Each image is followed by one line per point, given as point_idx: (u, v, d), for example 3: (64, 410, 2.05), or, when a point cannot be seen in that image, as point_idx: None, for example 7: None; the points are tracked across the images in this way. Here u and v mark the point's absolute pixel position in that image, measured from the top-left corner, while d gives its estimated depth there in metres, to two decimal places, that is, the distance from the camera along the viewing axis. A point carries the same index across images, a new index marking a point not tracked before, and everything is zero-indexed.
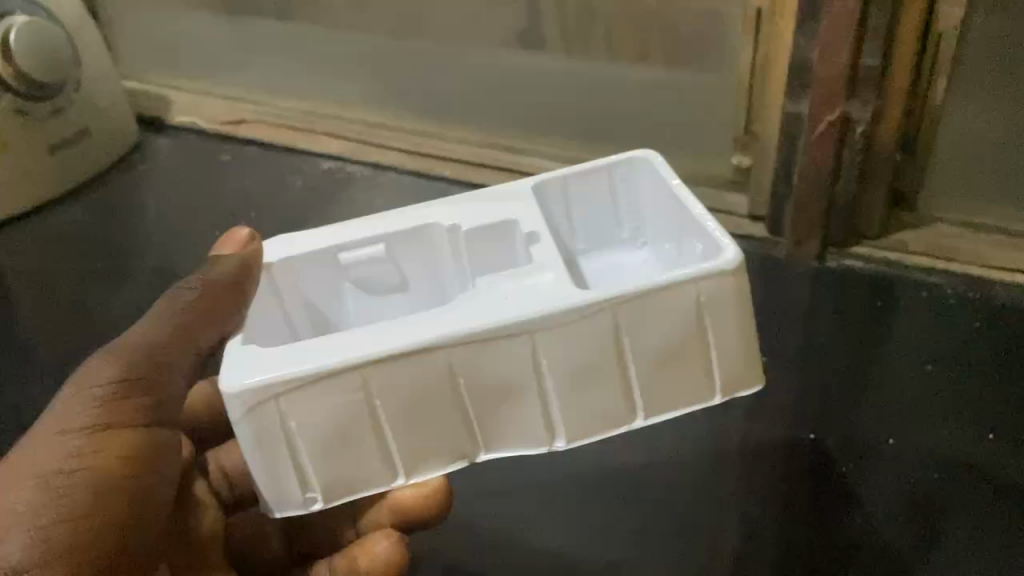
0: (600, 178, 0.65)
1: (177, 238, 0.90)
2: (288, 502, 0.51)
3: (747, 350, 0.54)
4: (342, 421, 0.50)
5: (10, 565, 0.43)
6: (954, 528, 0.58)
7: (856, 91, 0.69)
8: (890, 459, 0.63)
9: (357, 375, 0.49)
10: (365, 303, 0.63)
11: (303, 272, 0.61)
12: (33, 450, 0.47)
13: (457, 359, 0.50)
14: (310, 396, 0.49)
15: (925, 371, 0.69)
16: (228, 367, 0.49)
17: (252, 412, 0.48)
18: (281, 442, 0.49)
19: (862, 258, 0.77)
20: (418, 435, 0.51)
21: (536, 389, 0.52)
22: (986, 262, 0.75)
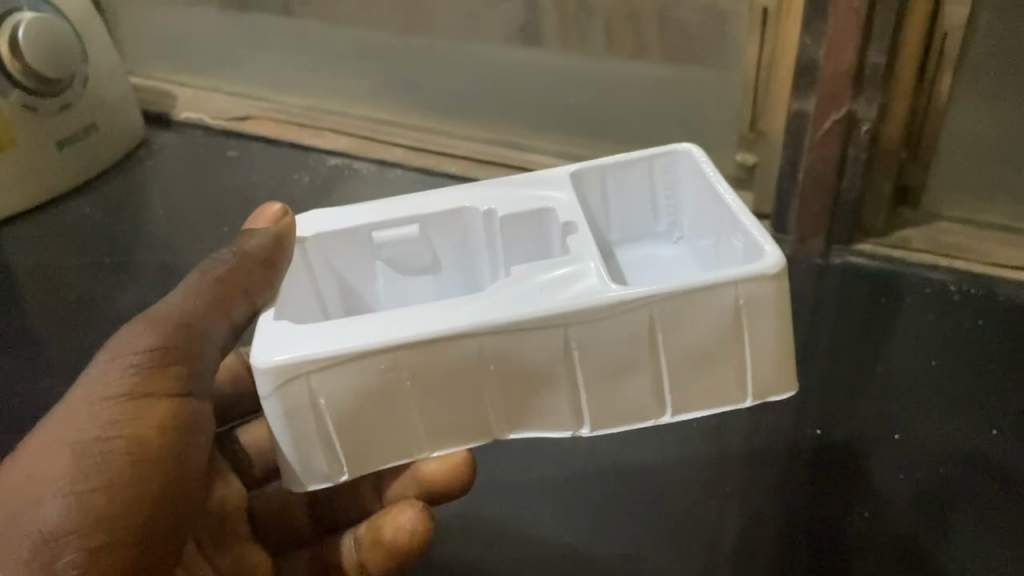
0: (640, 169, 0.63)
1: (183, 234, 0.90)
2: (314, 475, 0.51)
3: (781, 357, 0.52)
4: (370, 397, 0.49)
5: (50, 526, 0.45)
6: (960, 523, 0.59)
7: (862, 89, 0.70)
8: (896, 455, 0.64)
9: (385, 355, 0.48)
10: (396, 286, 0.63)
11: (335, 250, 0.61)
12: (71, 415, 0.48)
13: (488, 342, 0.49)
14: (340, 377, 0.48)
15: (929, 368, 0.69)
16: (261, 344, 0.49)
17: (281, 389, 0.48)
18: (312, 419, 0.49)
19: (865, 254, 0.78)
20: (444, 413, 0.51)
21: (565, 374, 0.51)
22: (990, 259, 0.76)
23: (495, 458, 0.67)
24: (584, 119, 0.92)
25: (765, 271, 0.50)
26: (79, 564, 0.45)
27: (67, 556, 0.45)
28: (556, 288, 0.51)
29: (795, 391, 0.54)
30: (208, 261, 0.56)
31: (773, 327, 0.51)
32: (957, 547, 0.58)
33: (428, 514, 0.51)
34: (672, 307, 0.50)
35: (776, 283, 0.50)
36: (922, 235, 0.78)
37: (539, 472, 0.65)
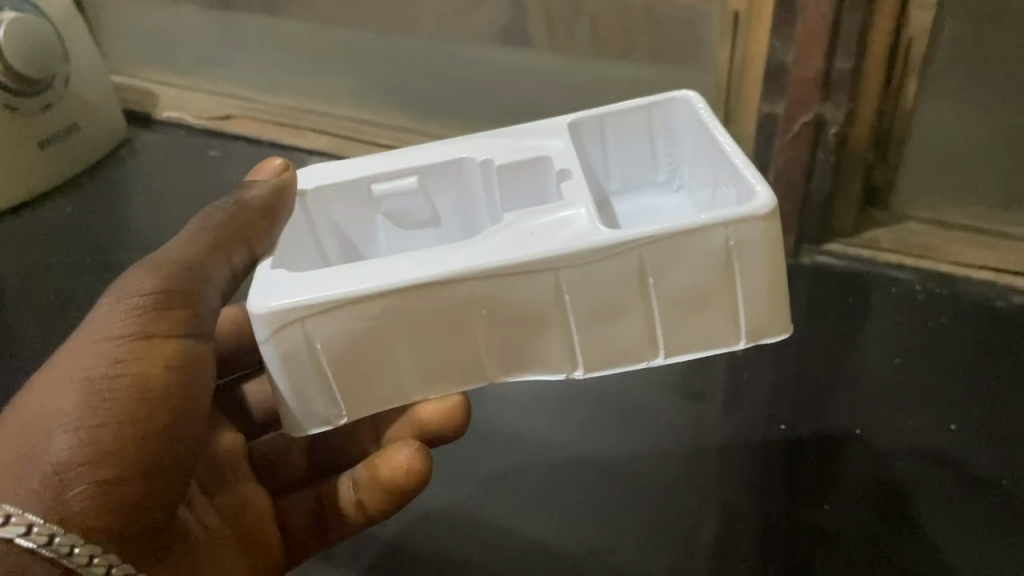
0: (639, 119, 0.63)
1: (164, 233, 0.91)
2: (313, 417, 0.51)
3: (774, 295, 0.52)
4: (365, 343, 0.49)
5: (58, 461, 0.43)
6: (920, 515, 0.60)
7: (829, 94, 0.72)
8: (858, 450, 0.65)
9: (379, 302, 0.48)
10: (396, 234, 0.63)
11: (335, 201, 0.61)
12: (76, 356, 0.47)
13: (481, 288, 0.49)
14: (335, 322, 0.48)
15: (894, 365, 0.71)
16: (257, 290, 0.49)
17: (276, 333, 0.48)
18: (308, 363, 0.49)
19: (834, 254, 0.80)
20: (441, 357, 0.51)
21: (560, 320, 0.50)
22: (955, 259, 0.78)
23: (471, 454, 0.68)
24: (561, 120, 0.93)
25: (757, 212, 0.49)
26: (90, 497, 0.43)
27: (77, 488, 0.43)
28: (550, 232, 0.50)
29: (788, 333, 0.53)
30: (205, 211, 0.55)
31: (765, 271, 0.51)
32: (918, 541, 0.59)
33: (425, 453, 0.51)
34: (665, 247, 0.49)
35: (768, 224, 0.50)
36: (890, 235, 0.80)
37: (515, 467, 0.67)
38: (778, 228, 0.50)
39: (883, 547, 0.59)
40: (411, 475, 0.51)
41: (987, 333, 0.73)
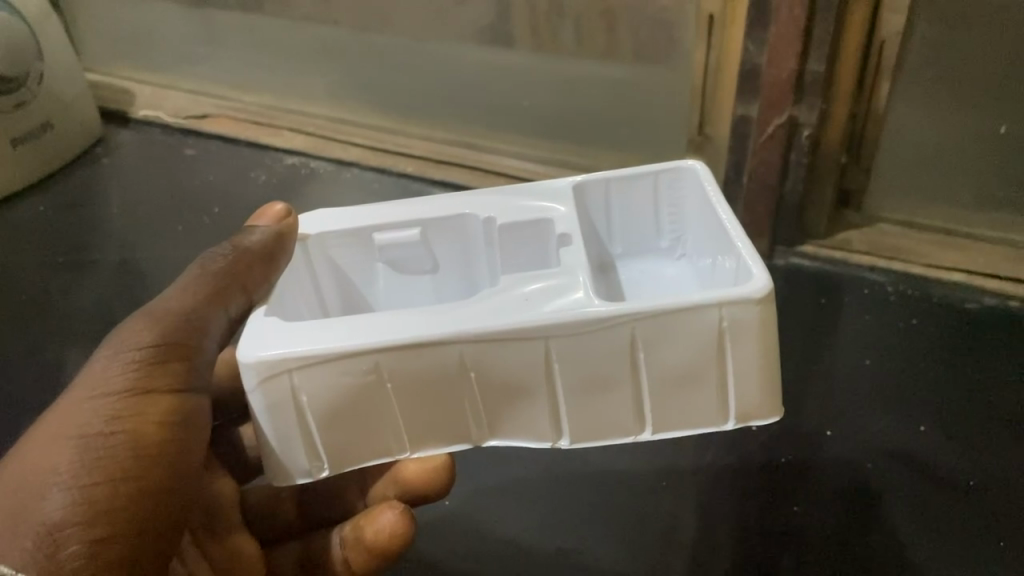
0: (644, 186, 0.60)
1: (139, 232, 0.91)
2: (293, 469, 0.50)
3: (769, 375, 0.49)
4: (353, 397, 0.48)
5: (51, 521, 0.42)
6: (885, 514, 0.62)
7: (802, 96, 0.72)
8: (828, 450, 0.66)
9: (371, 358, 0.47)
10: (396, 285, 0.61)
11: (337, 249, 0.59)
12: (69, 411, 0.46)
13: (470, 352, 0.47)
14: (320, 376, 0.47)
15: (864, 366, 0.72)
16: (248, 338, 0.48)
17: (264, 383, 0.47)
18: (294, 417, 0.48)
19: (808, 256, 0.81)
20: (431, 414, 0.49)
21: (545, 391, 0.48)
22: (927, 260, 0.79)
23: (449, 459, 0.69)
24: (538, 121, 0.93)
25: (749, 295, 0.47)
26: (83, 558, 0.42)
27: (71, 548, 0.42)
28: (543, 300, 0.49)
29: (779, 417, 0.50)
30: (203, 257, 0.55)
31: (759, 354, 0.48)
32: (888, 542, 0.60)
33: (409, 515, 0.51)
34: (665, 321, 0.47)
35: (761, 308, 0.47)
36: (863, 236, 0.81)
37: (494, 474, 0.67)
38: (773, 311, 0.48)
39: (853, 549, 0.60)
40: (393, 539, 0.51)
41: (955, 332, 0.74)
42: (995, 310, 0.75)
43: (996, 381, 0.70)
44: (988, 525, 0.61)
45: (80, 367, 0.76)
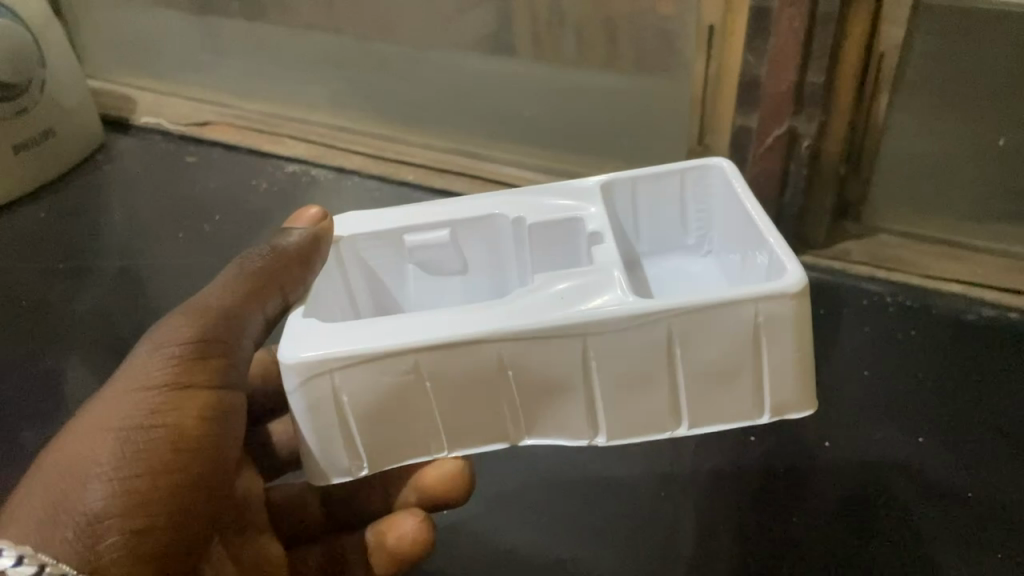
0: (670, 183, 0.60)
1: (139, 240, 0.91)
2: (334, 468, 0.50)
3: (804, 370, 0.49)
4: (391, 395, 0.48)
5: (91, 512, 0.43)
6: (883, 528, 0.62)
7: (802, 107, 0.73)
8: (828, 462, 0.66)
9: (409, 356, 0.47)
10: (426, 286, 0.61)
11: (368, 250, 0.59)
12: (110, 403, 0.46)
13: (508, 351, 0.47)
14: (362, 375, 0.47)
15: (864, 376, 0.72)
16: (286, 339, 0.48)
17: (306, 384, 0.47)
18: (334, 416, 0.48)
19: (808, 266, 0.81)
20: (464, 413, 0.49)
21: (584, 386, 0.48)
22: (927, 271, 0.79)
23: None
24: (539, 131, 0.94)
25: (786, 290, 0.47)
26: (121, 549, 0.43)
27: (111, 539, 0.43)
28: (579, 299, 0.48)
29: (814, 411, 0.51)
30: (242, 256, 0.54)
31: (794, 346, 0.48)
32: (887, 555, 0.60)
33: (429, 523, 0.52)
34: (708, 317, 0.47)
35: (797, 302, 0.47)
36: (863, 246, 0.82)
37: (497, 482, 0.67)
38: (808, 305, 0.48)
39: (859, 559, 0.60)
40: (414, 546, 0.52)
41: (954, 344, 0.74)
42: (994, 321, 0.76)
43: (996, 392, 0.70)
44: (986, 538, 0.61)
45: (80, 375, 0.76)
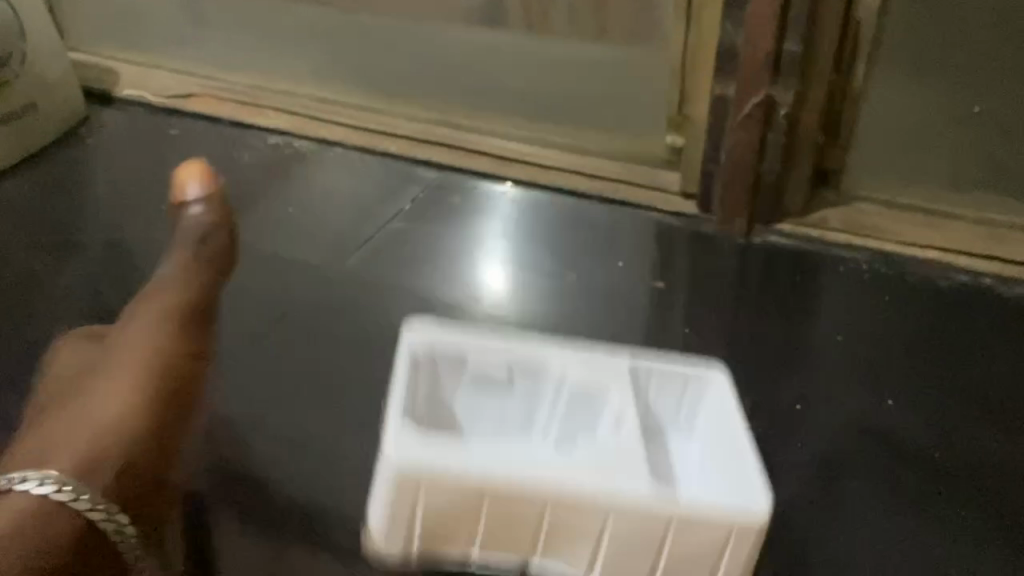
0: (678, 385, 0.58)
1: (124, 213, 0.91)
2: (392, 542, 0.53)
3: None
4: (457, 513, 0.50)
5: (102, 455, 0.44)
6: (850, 490, 0.63)
7: (778, 76, 0.74)
8: (801, 424, 0.67)
9: (461, 489, 0.49)
10: (473, 409, 0.59)
11: (447, 379, 0.58)
12: (107, 371, 0.49)
13: (543, 511, 0.50)
14: (440, 493, 0.50)
15: (837, 341, 0.73)
16: (398, 435, 0.50)
17: (400, 484, 0.50)
18: (411, 507, 0.51)
19: (783, 234, 0.82)
20: (502, 542, 0.52)
21: (594, 542, 0.50)
22: (903, 238, 0.80)
23: None
24: (519, 103, 0.94)
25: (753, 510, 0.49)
26: (117, 490, 0.44)
27: (107, 478, 0.44)
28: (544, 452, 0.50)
29: None
30: (187, 245, 0.64)
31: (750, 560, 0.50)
32: (866, 517, 0.61)
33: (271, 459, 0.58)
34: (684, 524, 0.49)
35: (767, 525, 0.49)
36: (840, 214, 0.82)
37: None
38: None
39: (837, 521, 0.61)
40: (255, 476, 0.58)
41: (928, 309, 0.75)
42: (968, 287, 0.77)
43: (968, 356, 0.71)
44: (957, 499, 0.62)
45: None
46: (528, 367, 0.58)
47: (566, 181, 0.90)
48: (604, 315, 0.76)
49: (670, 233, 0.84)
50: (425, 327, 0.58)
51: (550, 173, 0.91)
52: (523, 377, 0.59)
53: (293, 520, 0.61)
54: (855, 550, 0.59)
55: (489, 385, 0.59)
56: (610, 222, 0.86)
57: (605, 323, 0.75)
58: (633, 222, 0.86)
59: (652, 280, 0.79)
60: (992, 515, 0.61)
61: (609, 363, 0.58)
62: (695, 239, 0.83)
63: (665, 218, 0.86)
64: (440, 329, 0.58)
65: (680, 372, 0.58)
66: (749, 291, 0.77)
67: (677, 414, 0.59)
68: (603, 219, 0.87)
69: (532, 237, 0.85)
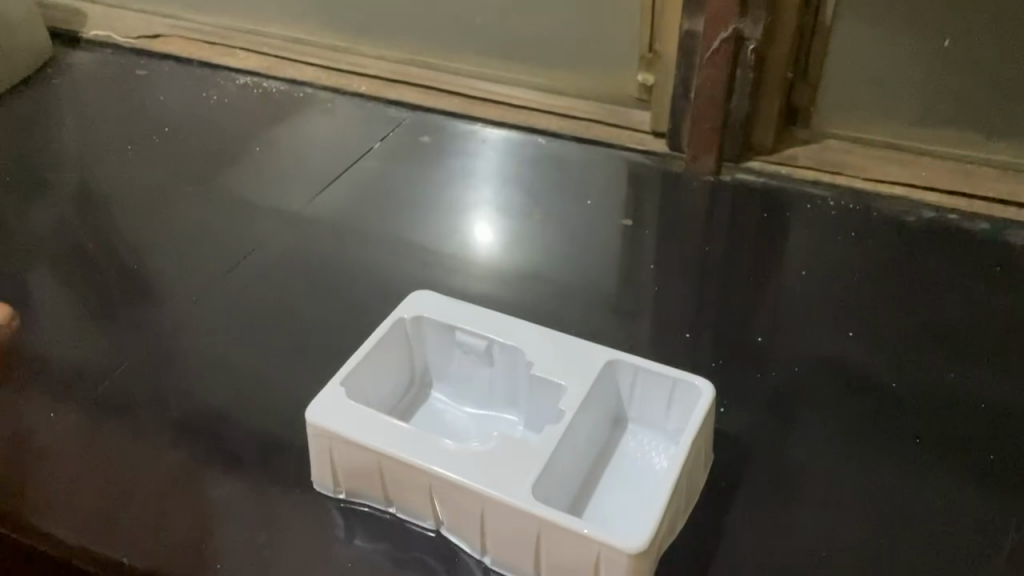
0: (656, 386, 0.55)
1: (94, 155, 0.89)
2: (325, 484, 0.56)
3: None
4: (365, 468, 0.53)
5: None
6: (806, 417, 0.61)
7: (747, 10, 0.73)
8: (760, 354, 0.66)
9: (374, 454, 0.52)
10: (462, 390, 0.61)
11: (437, 348, 0.60)
12: None
13: (440, 488, 0.51)
14: (355, 453, 0.52)
15: (802, 277, 0.72)
16: (333, 388, 0.54)
17: (314, 435, 0.53)
18: (323, 456, 0.54)
19: (754, 172, 0.82)
20: (422, 505, 0.53)
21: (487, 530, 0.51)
22: (872, 175, 0.80)
23: None
24: (489, 43, 0.94)
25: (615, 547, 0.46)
26: None
27: None
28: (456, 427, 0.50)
29: None
30: None
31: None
32: (818, 437, 0.59)
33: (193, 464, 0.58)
34: (561, 534, 0.47)
35: (636, 560, 0.46)
36: (808, 152, 0.82)
37: None
38: None
39: (792, 438, 0.59)
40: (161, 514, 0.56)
41: (894, 243, 0.74)
42: (934, 222, 0.76)
43: (934, 288, 0.70)
44: (915, 424, 0.60)
45: (34, 275, 0.76)
46: (509, 349, 0.58)
47: (539, 124, 0.90)
48: (571, 256, 0.76)
49: (641, 173, 0.84)
50: (426, 299, 0.60)
51: (524, 117, 0.91)
52: (505, 355, 0.58)
53: (249, 452, 0.60)
54: (807, 467, 0.57)
55: (476, 359, 0.59)
56: (583, 163, 0.86)
57: (572, 262, 0.75)
58: (604, 162, 0.86)
59: (623, 220, 0.79)
60: (951, 442, 0.59)
61: (588, 359, 0.55)
62: (665, 181, 0.83)
63: (635, 156, 0.86)
64: (440, 300, 0.60)
65: (667, 377, 0.55)
66: (718, 229, 0.77)
67: (666, 419, 0.56)
68: (575, 158, 0.87)
69: (505, 178, 0.85)
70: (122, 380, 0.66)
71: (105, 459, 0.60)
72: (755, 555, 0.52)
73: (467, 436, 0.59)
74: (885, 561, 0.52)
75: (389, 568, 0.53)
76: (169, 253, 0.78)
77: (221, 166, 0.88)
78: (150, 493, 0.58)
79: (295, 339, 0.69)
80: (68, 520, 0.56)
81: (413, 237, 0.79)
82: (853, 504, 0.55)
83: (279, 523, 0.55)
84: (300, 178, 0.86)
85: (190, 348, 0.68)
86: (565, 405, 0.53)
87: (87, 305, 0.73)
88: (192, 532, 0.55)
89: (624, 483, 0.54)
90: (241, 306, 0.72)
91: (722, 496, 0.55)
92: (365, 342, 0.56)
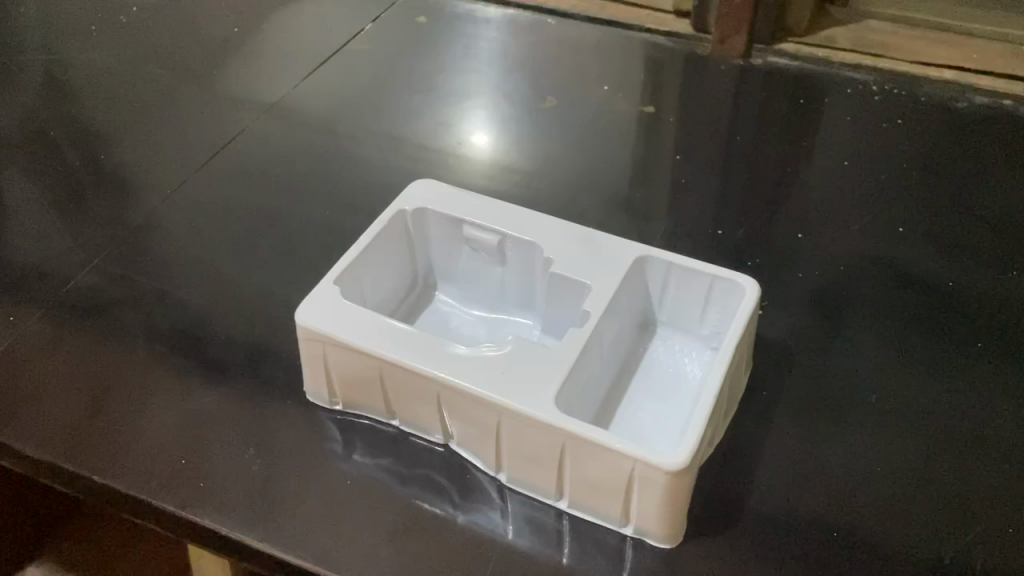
0: (693, 286, 0.49)
1: (59, 36, 0.81)
2: (319, 395, 0.51)
3: None
4: (364, 377, 0.47)
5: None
6: (856, 319, 0.55)
7: None
8: (800, 251, 0.59)
9: (375, 362, 0.46)
10: (469, 289, 0.55)
11: (441, 244, 0.54)
12: None
13: (447, 398, 0.45)
14: (352, 359, 0.47)
15: (843, 167, 0.66)
16: (326, 291, 0.47)
17: (308, 341, 0.47)
18: (318, 366, 0.48)
19: (786, 55, 0.75)
20: (426, 417, 0.47)
21: (498, 446, 0.45)
22: (916, 58, 0.73)
23: None
24: None
25: (658, 465, 0.40)
26: None
27: None
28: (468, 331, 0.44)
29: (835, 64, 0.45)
30: None
31: (664, 508, 0.42)
32: (867, 339, 0.54)
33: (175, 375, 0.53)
34: (587, 450, 0.42)
35: (674, 479, 0.40)
36: (845, 32, 0.76)
37: None
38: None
39: (839, 342, 0.53)
40: (130, 426, 0.51)
41: (945, 131, 0.67)
42: (987, 109, 0.69)
43: (988, 179, 0.64)
44: (973, 326, 0.54)
45: None
46: (524, 244, 0.52)
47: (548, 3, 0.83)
48: (584, 144, 0.70)
49: (660, 54, 0.77)
50: (429, 188, 0.54)
51: None
52: (518, 250, 0.52)
53: (234, 359, 0.54)
54: (857, 374, 0.52)
55: (485, 257, 0.53)
56: (595, 44, 0.79)
57: (586, 151, 0.69)
58: (619, 43, 0.79)
59: (641, 105, 0.73)
60: (1014, 344, 0.53)
61: (614, 253, 0.50)
62: (688, 64, 0.75)
63: (655, 37, 0.79)
64: (444, 190, 0.54)
65: (704, 276, 0.48)
66: (749, 116, 0.70)
67: (700, 322, 0.50)
68: (587, 40, 0.79)
69: (510, 60, 0.78)
70: (91, 278, 0.59)
71: (76, 368, 0.54)
72: (803, 471, 0.47)
73: (475, 339, 0.53)
74: (946, 475, 0.47)
75: (391, 484, 0.47)
76: (141, 142, 0.70)
77: (196, 47, 0.80)
78: (124, 407, 0.52)
79: (284, 233, 0.63)
80: (34, 434, 0.50)
81: (412, 124, 0.72)
82: (908, 413, 0.50)
83: (268, 436, 0.50)
84: (286, 59, 0.79)
85: (168, 245, 0.62)
86: (590, 306, 0.47)
87: (51, 198, 0.66)
88: (173, 449, 0.49)
89: (652, 393, 0.48)
90: (221, 198, 0.66)
91: (762, 407, 0.50)
92: (363, 235, 0.50)
